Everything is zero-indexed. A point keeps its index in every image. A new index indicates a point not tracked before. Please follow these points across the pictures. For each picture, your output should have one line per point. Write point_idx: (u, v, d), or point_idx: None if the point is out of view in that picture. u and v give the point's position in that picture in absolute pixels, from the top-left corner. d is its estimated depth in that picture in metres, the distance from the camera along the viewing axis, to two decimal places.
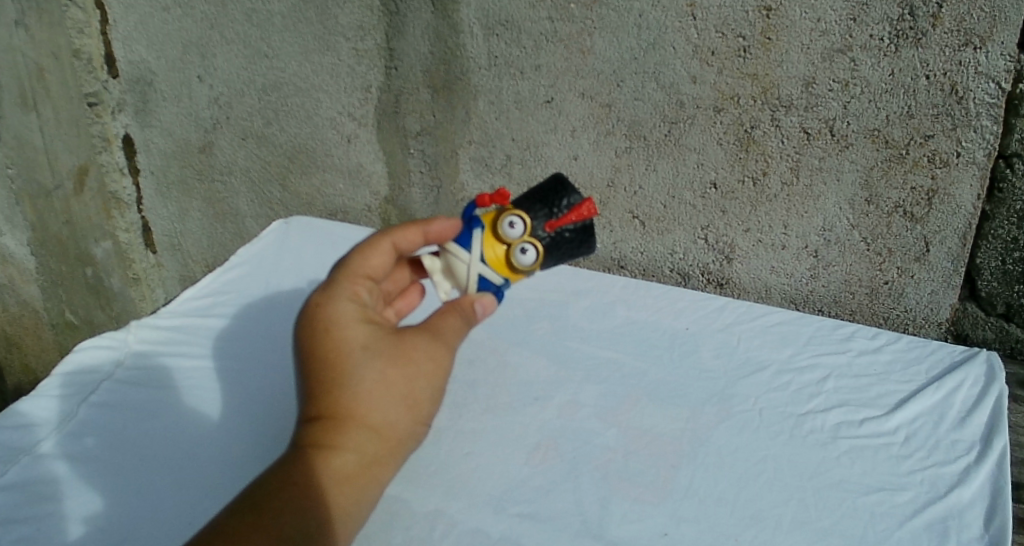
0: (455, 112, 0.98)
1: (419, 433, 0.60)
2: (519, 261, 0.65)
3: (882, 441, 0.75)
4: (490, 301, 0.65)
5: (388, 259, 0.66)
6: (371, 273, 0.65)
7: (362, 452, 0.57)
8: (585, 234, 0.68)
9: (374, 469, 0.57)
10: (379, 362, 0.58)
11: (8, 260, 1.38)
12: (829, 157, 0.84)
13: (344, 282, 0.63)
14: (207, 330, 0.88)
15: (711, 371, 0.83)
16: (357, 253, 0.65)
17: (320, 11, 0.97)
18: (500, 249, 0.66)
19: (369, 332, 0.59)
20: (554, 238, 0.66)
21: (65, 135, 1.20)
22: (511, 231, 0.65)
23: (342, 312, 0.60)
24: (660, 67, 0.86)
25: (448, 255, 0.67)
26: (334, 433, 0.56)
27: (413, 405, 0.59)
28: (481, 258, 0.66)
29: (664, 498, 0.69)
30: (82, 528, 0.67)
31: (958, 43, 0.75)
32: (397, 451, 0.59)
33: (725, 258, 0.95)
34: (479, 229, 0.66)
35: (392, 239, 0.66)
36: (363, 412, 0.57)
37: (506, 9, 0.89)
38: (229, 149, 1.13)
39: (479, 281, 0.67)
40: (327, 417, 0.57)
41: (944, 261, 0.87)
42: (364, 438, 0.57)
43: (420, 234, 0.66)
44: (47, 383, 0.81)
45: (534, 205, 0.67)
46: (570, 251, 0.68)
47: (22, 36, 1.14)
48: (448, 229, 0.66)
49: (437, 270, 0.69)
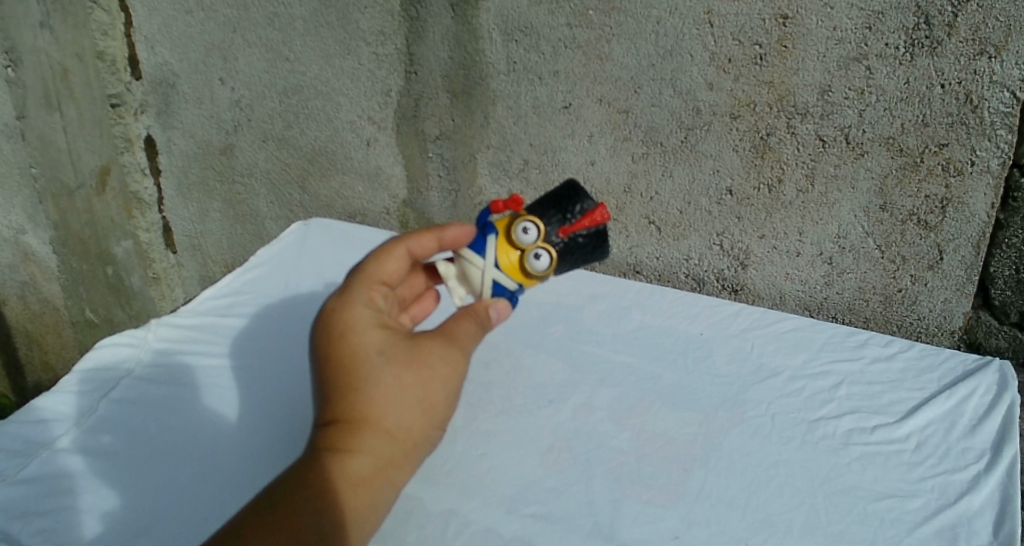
0: (474, 117, 0.98)
1: (435, 437, 0.61)
2: (533, 267, 0.65)
3: (894, 448, 0.76)
4: (505, 306, 0.66)
5: (404, 265, 0.66)
6: (386, 279, 0.66)
7: (377, 455, 0.57)
8: (599, 239, 0.68)
9: (390, 472, 0.58)
10: (393, 366, 0.58)
11: (31, 257, 1.40)
12: (845, 165, 0.85)
13: (360, 288, 0.64)
14: (226, 330, 0.89)
15: (725, 376, 0.83)
16: (372, 259, 0.66)
17: (341, 15, 0.98)
18: (514, 255, 0.67)
19: (384, 336, 0.60)
20: (567, 242, 0.67)
21: (87, 135, 1.21)
22: (524, 236, 0.65)
23: (357, 318, 0.61)
24: (677, 74, 0.87)
25: (462, 259, 0.68)
26: (349, 436, 0.57)
27: (428, 408, 0.59)
28: (495, 263, 0.66)
29: (676, 502, 0.70)
30: (100, 522, 0.69)
31: (974, 51, 0.76)
32: (413, 454, 0.59)
33: (740, 264, 0.95)
34: (493, 235, 0.67)
35: (407, 246, 0.66)
36: (378, 415, 0.57)
37: (525, 15, 0.90)
38: (250, 151, 1.14)
39: (494, 285, 0.67)
40: (343, 421, 0.58)
41: (957, 269, 0.87)
42: (379, 441, 0.57)
43: (434, 240, 0.66)
44: (68, 379, 0.82)
45: (548, 211, 0.68)
46: (584, 256, 0.68)
47: (48, 37, 1.16)
48: (461, 235, 0.66)
49: (452, 276, 0.70)
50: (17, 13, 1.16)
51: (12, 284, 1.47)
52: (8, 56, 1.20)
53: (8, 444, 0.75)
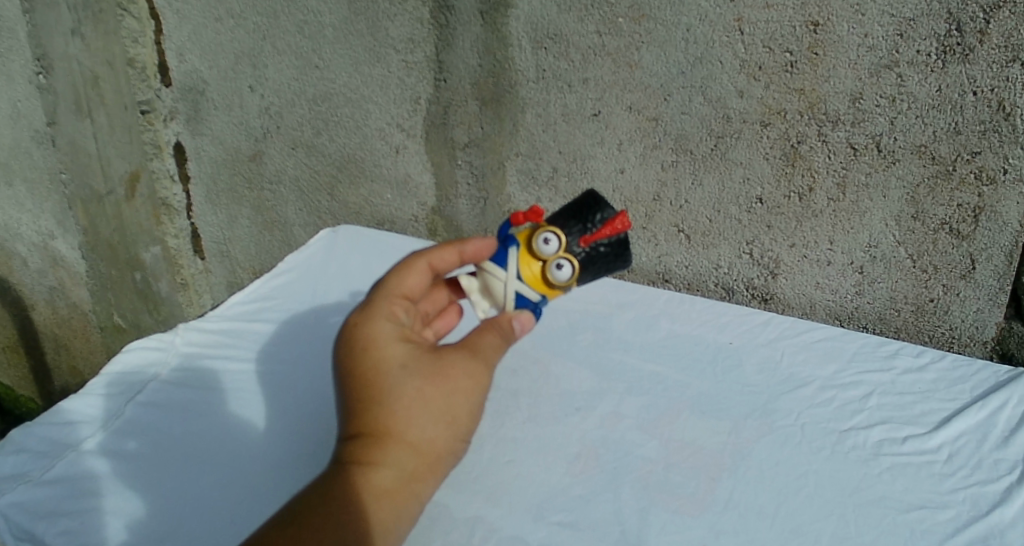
0: (503, 124, 0.98)
1: (459, 450, 0.60)
2: (555, 277, 0.65)
3: (925, 458, 0.75)
4: (527, 318, 0.65)
5: (426, 279, 0.67)
6: (408, 293, 0.65)
7: (401, 467, 0.57)
8: (620, 248, 0.68)
9: (414, 485, 0.58)
10: (416, 379, 0.58)
11: (60, 262, 1.42)
12: (876, 173, 0.84)
13: (382, 302, 0.64)
14: (253, 335, 0.89)
15: (754, 385, 0.83)
16: (394, 274, 0.66)
17: (371, 23, 0.98)
18: (536, 266, 0.66)
19: (407, 350, 0.60)
20: (589, 253, 0.66)
21: (117, 141, 1.22)
22: (546, 248, 0.65)
23: (380, 332, 0.61)
24: (708, 81, 0.86)
25: (484, 273, 0.67)
26: (374, 449, 0.57)
27: (452, 421, 0.59)
28: (517, 276, 0.66)
29: (704, 511, 0.69)
30: (124, 525, 0.69)
31: (1006, 59, 0.75)
32: (437, 467, 0.59)
33: (770, 273, 0.95)
34: (514, 247, 0.66)
35: (428, 260, 0.66)
36: (402, 428, 0.57)
37: (554, 23, 0.90)
38: (279, 157, 1.14)
39: (517, 298, 0.67)
40: (367, 434, 0.57)
41: (990, 279, 0.86)
42: (403, 455, 0.57)
43: (456, 254, 0.66)
44: (94, 382, 0.82)
45: (568, 222, 0.67)
46: (605, 266, 0.68)
47: (78, 45, 1.17)
48: (483, 248, 0.67)
49: (475, 290, 0.69)
50: (49, 20, 1.17)
51: (41, 288, 1.49)
52: (39, 63, 1.22)
53: (34, 446, 0.75)
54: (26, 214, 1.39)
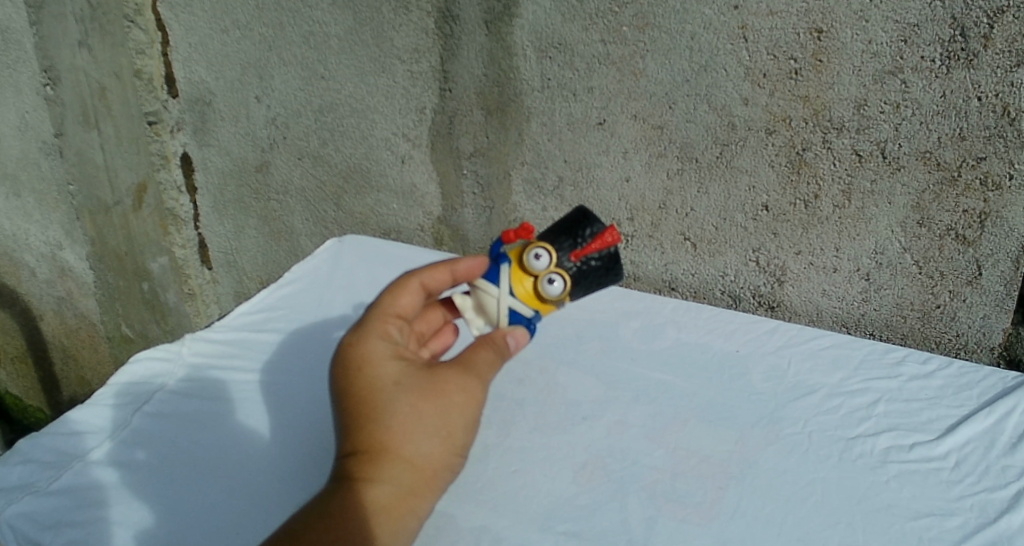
0: (508, 133, 0.99)
1: (456, 464, 0.60)
2: (547, 291, 0.65)
3: (932, 465, 0.74)
4: (521, 334, 0.65)
5: (418, 299, 0.67)
6: (401, 312, 0.66)
7: (399, 483, 0.57)
8: (611, 262, 0.68)
9: (411, 501, 0.57)
10: (410, 396, 0.59)
11: (68, 272, 1.42)
12: (881, 180, 0.84)
13: (375, 322, 0.64)
14: (259, 345, 0.89)
15: (761, 393, 0.83)
16: (387, 295, 0.66)
17: (376, 33, 0.99)
18: (529, 283, 0.66)
19: (401, 368, 0.60)
20: (581, 268, 0.67)
21: (125, 152, 1.23)
22: (537, 263, 0.65)
23: (374, 350, 0.61)
24: (712, 89, 0.86)
25: (478, 291, 0.67)
26: (370, 466, 0.57)
27: (448, 436, 0.59)
28: (511, 292, 0.66)
29: (711, 520, 0.69)
30: (131, 534, 0.69)
31: (1010, 64, 0.75)
32: (434, 483, 0.59)
33: (776, 280, 0.95)
34: (506, 264, 0.67)
35: (420, 279, 0.66)
36: (398, 444, 0.57)
37: (559, 32, 0.90)
38: (285, 168, 1.15)
39: (511, 314, 0.67)
40: (364, 451, 0.57)
41: (996, 284, 0.85)
42: (399, 470, 0.57)
43: (448, 274, 0.66)
44: (103, 392, 0.83)
45: (558, 237, 0.67)
46: (598, 280, 0.68)
47: (86, 56, 1.18)
48: (474, 267, 0.67)
49: (470, 308, 0.69)
50: (56, 32, 1.18)
51: (49, 299, 1.50)
52: (46, 75, 1.23)
53: (41, 456, 0.75)
54: (34, 225, 1.40)
